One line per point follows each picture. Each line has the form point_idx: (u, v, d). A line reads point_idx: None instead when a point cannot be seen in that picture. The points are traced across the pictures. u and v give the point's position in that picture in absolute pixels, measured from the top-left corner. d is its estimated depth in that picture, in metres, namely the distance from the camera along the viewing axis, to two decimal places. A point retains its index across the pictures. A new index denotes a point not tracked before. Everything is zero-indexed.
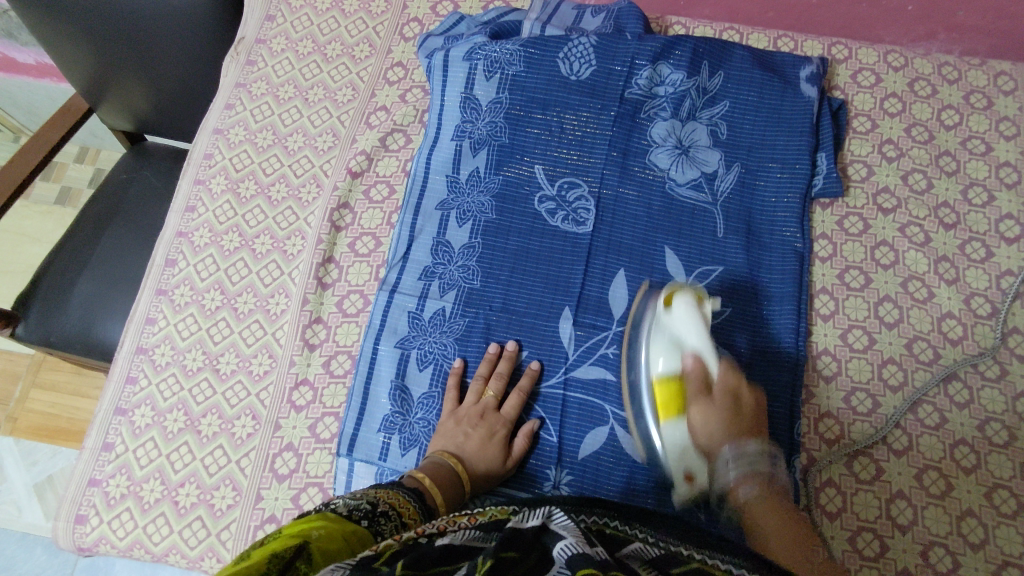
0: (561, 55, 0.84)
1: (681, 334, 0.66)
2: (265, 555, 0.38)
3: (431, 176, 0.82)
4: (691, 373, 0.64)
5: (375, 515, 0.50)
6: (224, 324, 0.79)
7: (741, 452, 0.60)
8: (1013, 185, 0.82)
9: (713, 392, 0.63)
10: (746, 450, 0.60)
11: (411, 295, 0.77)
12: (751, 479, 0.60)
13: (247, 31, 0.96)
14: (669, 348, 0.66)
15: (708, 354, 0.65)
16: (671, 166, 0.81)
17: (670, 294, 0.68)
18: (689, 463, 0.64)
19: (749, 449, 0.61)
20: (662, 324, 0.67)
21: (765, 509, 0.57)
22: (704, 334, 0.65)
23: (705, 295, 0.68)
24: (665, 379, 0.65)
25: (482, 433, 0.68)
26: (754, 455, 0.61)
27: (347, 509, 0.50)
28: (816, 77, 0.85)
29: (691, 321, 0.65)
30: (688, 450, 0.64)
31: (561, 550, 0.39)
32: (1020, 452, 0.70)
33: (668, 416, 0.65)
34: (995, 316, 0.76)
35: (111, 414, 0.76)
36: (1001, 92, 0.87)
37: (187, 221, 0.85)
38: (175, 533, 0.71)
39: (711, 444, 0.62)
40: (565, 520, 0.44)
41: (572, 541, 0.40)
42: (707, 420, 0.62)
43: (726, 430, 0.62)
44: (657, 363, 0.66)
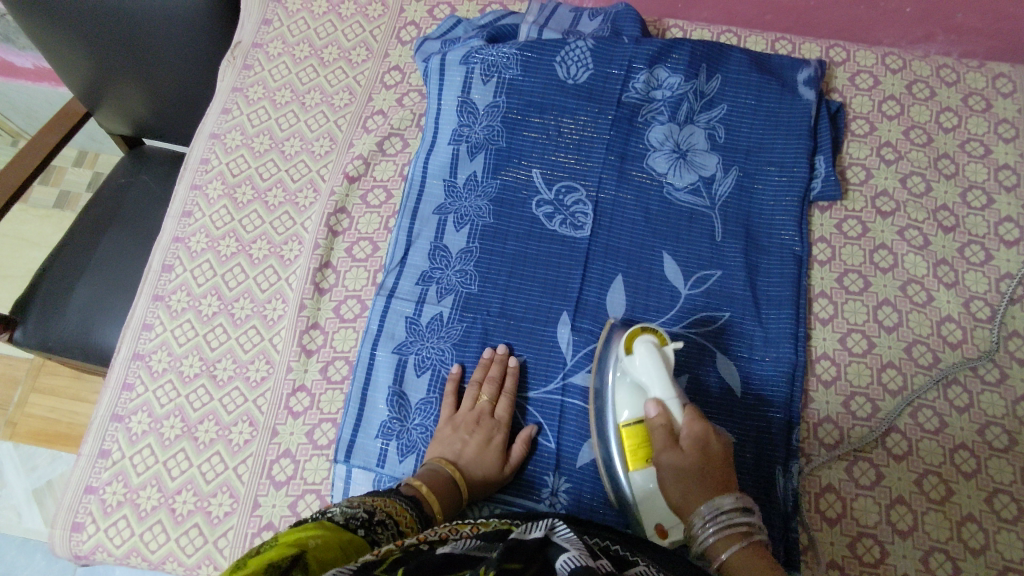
0: (558, 59, 0.84)
1: (644, 382, 0.63)
2: (263, 565, 0.37)
3: (428, 180, 0.82)
4: (656, 422, 0.60)
5: (372, 524, 0.50)
6: (221, 330, 0.79)
7: (716, 505, 0.55)
8: (1012, 187, 0.82)
9: (678, 440, 0.60)
10: (723, 506, 0.55)
11: (408, 300, 0.76)
12: (725, 535, 0.54)
13: (243, 35, 0.96)
14: (633, 397, 0.64)
15: (671, 400, 0.61)
16: (669, 170, 0.81)
17: (629, 340, 0.65)
18: (659, 518, 0.62)
19: (726, 501, 0.55)
20: (625, 368, 0.65)
21: (742, 565, 0.52)
22: (668, 383, 0.62)
23: (668, 338, 0.65)
24: (631, 426, 0.63)
25: (478, 438, 0.68)
26: (733, 503, 0.55)
27: (345, 518, 0.49)
28: (814, 80, 0.85)
29: (653, 365, 0.62)
30: (659, 500, 0.62)
31: (564, 561, 0.39)
32: (1020, 456, 0.70)
33: (637, 463, 0.62)
34: (994, 320, 0.76)
35: (107, 420, 0.76)
36: (1000, 95, 0.87)
37: (184, 226, 0.85)
38: (173, 540, 0.70)
39: (683, 503, 0.58)
40: (567, 533, 0.45)
41: (574, 552, 0.40)
42: (678, 475, 0.58)
43: (691, 490, 0.58)
44: (621, 413, 0.64)
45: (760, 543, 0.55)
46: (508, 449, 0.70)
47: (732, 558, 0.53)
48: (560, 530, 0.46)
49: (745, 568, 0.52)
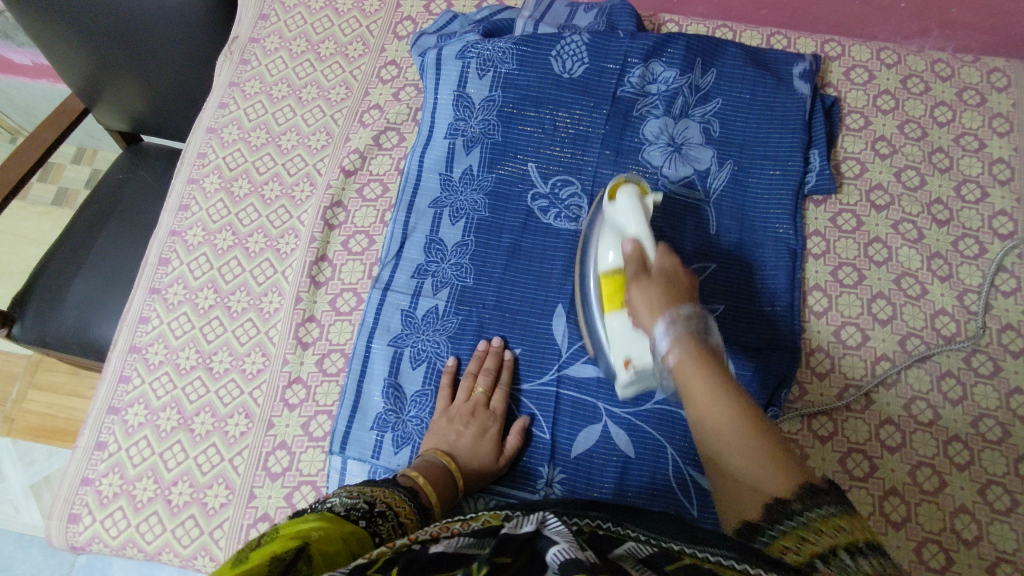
0: (554, 54, 0.84)
1: (622, 224, 0.66)
2: (264, 557, 0.37)
3: (424, 174, 0.82)
4: (630, 256, 0.62)
5: (372, 515, 0.50)
6: (217, 323, 0.79)
7: (678, 313, 0.56)
8: (1006, 181, 0.82)
9: (651, 268, 0.61)
10: (681, 313, 0.56)
11: (404, 292, 0.77)
12: (686, 336, 0.55)
13: (240, 30, 0.96)
14: (614, 241, 0.66)
15: (645, 237, 0.64)
16: (664, 163, 0.81)
17: (613, 188, 0.69)
18: (629, 351, 0.63)
19: (684, 312, 0.56)
20: (608, 218, 0.68)
21: (698, 369, 0.53)
22: (644, 221, 0.65)
23: (650, 189, 0.68)
24: (610, 272, 0.65)
25: (474, 430, 0.68)
26: (690, 314, 0.56)
27: (346, 509, 0.50)
28: (809, 74, 0.85)
29: (631, 204, 0.65)
30: (647, 393, 0.62)
31: (553, 554, 0.38)
32: (1013, 448, 0.70)
33: (614, 308, 0.64)
34: (988, 312, 0.76)
35: (104, 412, 0.76)
36: (994, 89, 0.87)
37: (181, 220, 0.85)
38: (169, 531, 0.71)
39: (651, 319, 0.58)
40: (558, 525, 0.43)
41: (567, 546, 0.38)
42: (647, 296, 0.59)
43: (661, 295, 0.58)
44: (606, 256, 0.66)
45: (722, 360, 0.55)
46: (502, 439, 0.70)
47: (679, 360, 0.54)
48: (550, 522, 0.44)
49: (698, 359, 0.54)
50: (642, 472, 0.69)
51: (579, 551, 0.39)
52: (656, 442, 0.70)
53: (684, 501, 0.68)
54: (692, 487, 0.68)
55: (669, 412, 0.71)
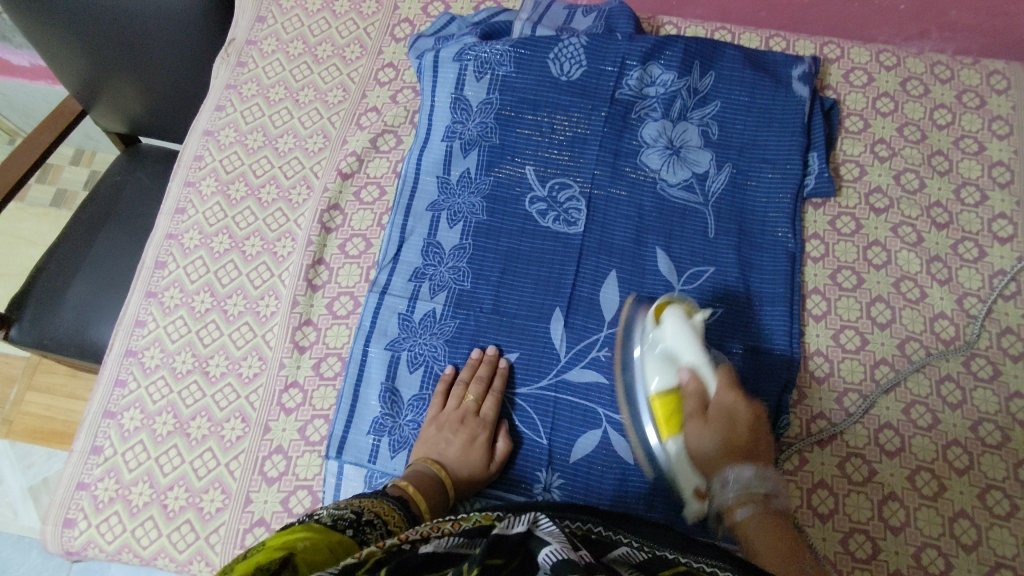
0: (552, 56, 0.84)
1: (675, 347, 0.67)
2: (250, 569, 0.37)
3: (422, 177, 0.82)
4: (688, 389, 0.66)
5: (360, 524, 0.50)
6: (213, 327, 0.79)
7: (738, 473, 0.61)
8: (1006, 184, 0.82)
9: (710, 409, 0.65)
10: (744, 474, 0.61)
11: (401, 296, 0.76)
12: (746, 495, 0.60)
13: (237, 32, 0.96)
14: (664, 366, 0.68)
15: (704, 367, 0.66)
16: (662, 166, 0.81)
17: (658, 310, 0.70)
18: (696, 483, 0.65)
19: (748, 469, 0.61)
20: (653, 331, 0.69)
21: (762, 530, 0.57)
22: (697, 345, 0.66)
23: (695, 308, 0.70)
24: (663, 394, 0.67)
25: (463, 438, 0.68)
26: (751, 472, 0.61)
27: (333, 519, 0.49)
28: (808, 77, 0.85)
29: (683, 331, 0.66)
30: (688, 466, 0.65)
31: (545, 556, 0.37)
32: (1013, 453, 0.70)
33: (668, 431, 0.67)
34: (987, 316, 0.76)
35: (99, 416, 0.76)
36: (994, 92, 0.87)
37: (177, 223, 0.85)
38: (164, 536, 0.70)
39: (713, 469, 0.63)
40: (550, 526, 0.42)
41: (558, 545, 0.38)
42: (703, 439, 0.64)
43: (720, 450, 0.63)
44: (654, 380, 0.68)
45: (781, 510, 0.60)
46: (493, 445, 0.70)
47: (745, 520, 0.59)
48: (542, 523, 0.43)
49: (769, 520, 0.58)
50: (641, 478, 0.69)
51: (573, 551, 0.39)
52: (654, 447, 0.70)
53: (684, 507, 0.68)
54: None
55: None
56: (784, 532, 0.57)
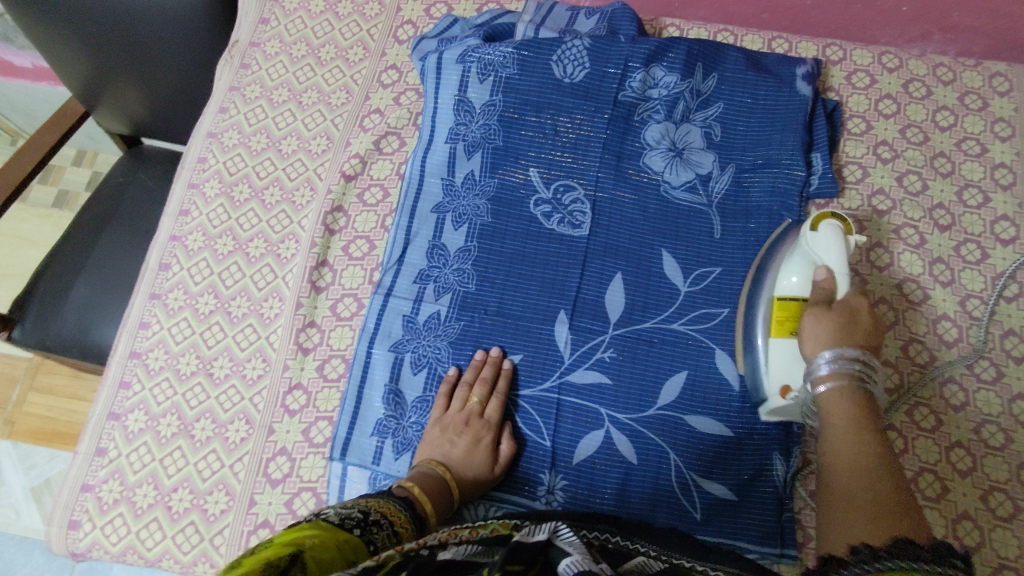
0: (555, 58, 0.84)
1: (818, 254, 0.66)
2: (258, 565, 0.38)
3: (427, 179, 0.82)
4: (819, 288, 0.65)
5: (367, 524, 0.50)
6: (217, 328, 0.79)
7: (840, 353, 0.59)
8: (1009, 186, 0.82)
9: (834, 305, 0.64)
10: (846, 353, 0.59)
11: (405, 298, 0.76)
12: (839, 383, 0.58)
13: (240, 34, 0.96)
14: (805, 267, 0.67)
15: (842, 273, 0.65)
16: (666, 168, 0.81)
17: (815, 219, 0.68)
18: (789, 380, 0.65)
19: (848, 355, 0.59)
20: (801, 246, 0.68)
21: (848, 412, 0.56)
22: (843, 261, 0.65)
23: (853, 229, 0.69)
24: (788, 299, 0.67)
25: (467, 440, 0.68)
26: (852, 354, 0.58)
27: (340, 518, 0.50)
28: (811, 78, 0.85)
29: (833, 242, 0.66)
30: (795, 365, 0.65)
31: (565, 566, 0.39)
32: (1015, 454, 0.70)
33: (781, 333, 0.67)
34: (990, 318, 0.76)
35: (104, 418, 0.76)
36: (997, 93, 0.87)
37: (181, 225, 0.85)
38: (169, 538, 0.71)
39: (813, 347, 0.62)
40: (571, 537, 0.44)
41: (577, 557, 0.39)
42: (816, 330, 0.62)
43: (833, 335, 0.61)
44: (790, 279, 0.68)
45: (879, 424, 0.56)
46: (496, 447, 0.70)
47: (832, 402, 0.58)
48: (563, 533, 0.45)
49: (847, 404, 0.57)
50: (645, 478, 0.69)
51: (593, 563, 0.40)
52: (658, 448, 0.70)
53: (687, 507, 0.68)
54: (694, 491, 0.69)
55: (672, 418, 0.71)
56: (867, 436, 0.54)
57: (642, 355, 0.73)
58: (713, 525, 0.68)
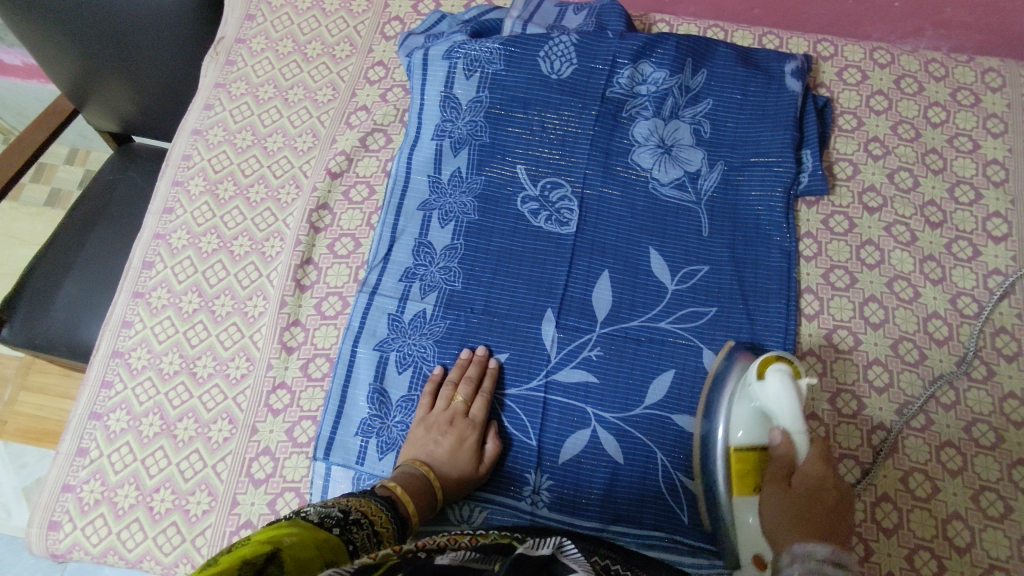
0: (542, 55, 0.83)
1: (773, 407, 0.63)
2: (235, 561, 0.37)
3: (413, 176, 0.81)
4: (779, 450, 0.64)
5: (347, 523, 0.50)
6: (201, 327, 0.78)
7: (807, 548, 0.55)
8: (1001, 183, 0.82)
9: (794, 478, 0.63)
10: (815, 549, 0.54)
11: (391, 296, 0.76)
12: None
13: (226, 31, 0.95)
14: (751, 420, 0.65)
15: (798, 432, 0.63)
16: (654, 165, 0.80)
17: (762, 364, 0.65)
18: (761, 549, 0.61)
19: (822, 546, 0.55)
20: (750, 390, 0.65)
21: None
22: (800, 409, 0.62)
23: (802, 372, 0.65)
24: (743, 448, 0.65)
25: (451, 441, 0.67)
26: (824, 549, 0.54)
27: (320, 516, 0.49)
28: (801, 73, 0.84)
29: (785, 391, 0.61)
30: (754, 530, 0.62)
31: None
32: (1007, 453, 0.69)
33: (743, 490, 0.64)
34: (982, 316, 0.75)
35: (86, 418, 0.75)
36: (989, 89, 0.86)
37: (165, 223, 0.84)
38: (150, 538, 0.70)
39: (773, 526, 0.61)
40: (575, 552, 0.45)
41: None
42: (777, 503, 0.62)
43: (787, 512, 0.61)
44: (738, 433, 0.66)
45: None
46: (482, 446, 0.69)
47: None
48: (567, 548, 0.45)
49: None
50: (631, 479, 0.69)
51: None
52: (645, 448, 0.69)
53: (674, 509, 0.68)
54: (681, 493, 0.68)
55: (659, 418, 0.70)
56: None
57: (630, 354, 0.73)
58: (701, 527, 0.67)
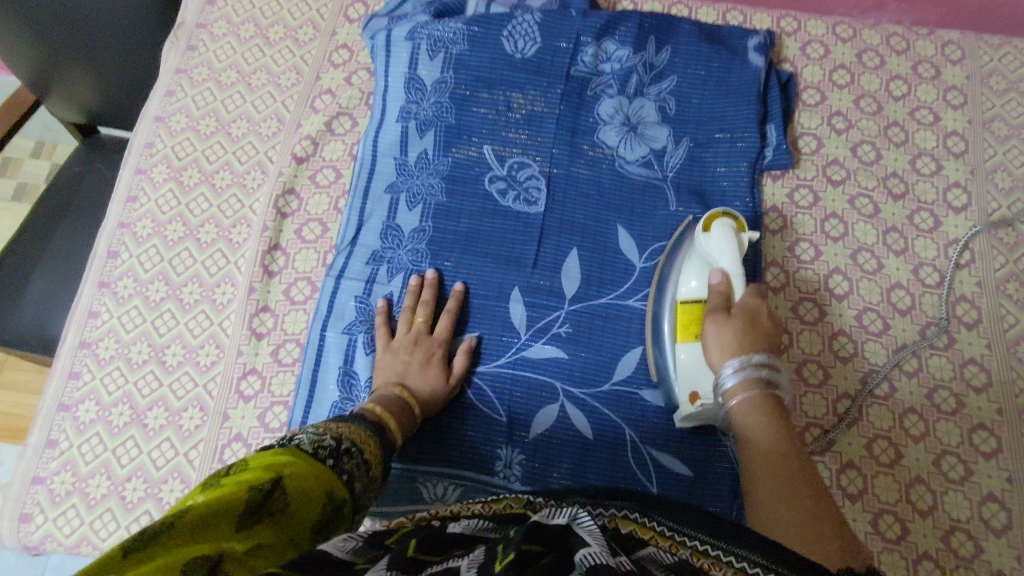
0: (505, 34, 0.83)
1: (713, 257, 0.66)
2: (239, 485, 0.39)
3: (379, 159, 0.81)
4: (715, 290, 0.64)
5: (339, 453, 0.49)
6: (169, 316, 0.78)
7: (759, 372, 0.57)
8: (961, 154, 0.83)
9: (732, 309, 0.63)
10: (755, 359, 0.58)
11: (360, 280, 0.76)
12: (751, 389, 0.57)
13: (186, 16, 0.94)
14: (701, 269, 0.67)
15: (735, 276, 0.65)
16: (620, 143, 0.80)
17: (708, 219, 0.69)
18: (697, 386, 0.64)
19: (757, 359, 0.58)
20: (698, 246, 0.68)
21: (763, 424, 0.55)
22: (737, 260, 0.65)
23: (745, 226, 0.69)
24: (690, 301, 0.66)
25: (420, 358, 0.69)
26: (761, 366, 0.57)
27: (313, 446, 0.48)
28: (764, 48, 0.84)
29: (726, 240, 0.66)
30: (697, 369, 0.64)
31: (582, 555, 0.35)
32: (967, 418, 0.71)
33: (687, 335, 0.65)
34: (943, 285, 0.77)
35: (54, 410, 0.74)
36: (949, 62, 0.87)
37: (129, 211, 0.83)
38: (123, 528, 0.70)
39: (718, 356, 0.60)
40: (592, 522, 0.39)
41: (597, 547, 0.35)
42: (721, 335, 0.61)
43: (735, 340, 0.60)
44: (689, 284, 0.67)
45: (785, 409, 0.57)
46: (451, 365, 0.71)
47: (740, 406, 0.57)
48: (583, 519, 0.40)
49: (756, 417, 0.55)
50: (602, 452, 0.69)
51: (614, 556, 0.35)
52: (614, 422, 0.70)
53: (644, 481, 0.68)
54: (651, 466, 0.69)
55: (626, 393, 0.71)
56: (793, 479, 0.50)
57: (598, 330, 0.73)
58: (669, 499, 0.68)
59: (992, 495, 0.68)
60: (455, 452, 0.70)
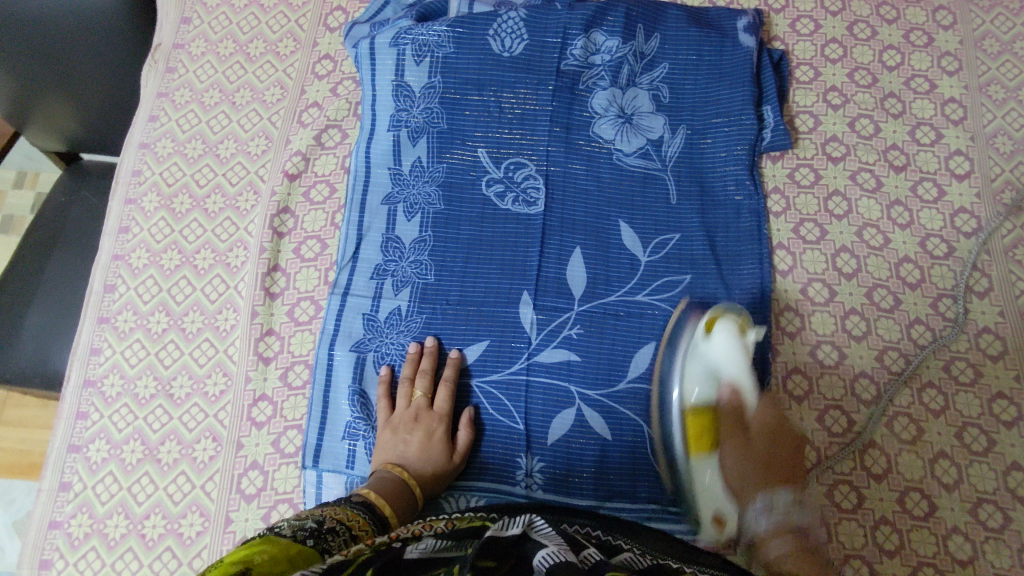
0: (491, 33, 0.81)
1: (721, 363, 0.67)
2: None
3: (373, 170, 0.79)
4: (726, 404, 0.67)
5: (321, 533, 0.47)
6: (173, 347, 0.77)
7: (772, 501, 0.59)
8: (960, 120, 0.82)
9: (750, 433, 0.64)
10: (779, 500, 0.59)
11: (364, 296, 0.75)
12: (778, 528, 0.57)
13: (162, 38, 0.91)
14: (709, 382, 0.68)
15: (744, 381, 0.67)
16: (616, 136, 0.79)
17: (711, 317, 0.69)
18: (720, 509, 0.65)
19: (781, 497, 0.59)
20: (700, 349, 0.68)
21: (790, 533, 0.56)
22: (745, 364, 0.67)
23: (750, 323, 0.69)
24: (697, 407, 0.67)
25: (420, 436, 0.67)
26: (788, 501, 0.59)
27: (292, 530, 0.46)
28: (754, 28, 0.83)
29: (733, 346, 0.67)
30: (717, 491, 0.65)
31: (541, 558, 0.37)
32: (985, 387, 0.71)
33: (699, 452, 0.66)
34: (951, 255, 0.76)
35: (65, 452, 0.73)
36: (941, 27, 0.86)
37: (122, 243, 0.82)
38: (146, 566, 0.69)
39: (738, 490, 0.63)
40: (547, 527, 0.41)
41: (554, 548, 0.37)
42: (739, 470, 0.63)
43: (753, 470, 0.62)
44: (694, 390, 0.68)
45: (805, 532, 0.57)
46: (454, 437, 0.69)
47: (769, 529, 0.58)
48: (538, 523, 0.42)
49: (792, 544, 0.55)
50: (622, 452, 0.69)
51: (571, 553, 0.38)
52: (631, 421, 0.70)
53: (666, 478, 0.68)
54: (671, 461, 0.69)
55: (644, 390, 0.70)
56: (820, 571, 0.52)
57: (609, 329, 0.72)
58: None
59: (1016, 463, 0.68)
60: (476, 465, 0.70)
